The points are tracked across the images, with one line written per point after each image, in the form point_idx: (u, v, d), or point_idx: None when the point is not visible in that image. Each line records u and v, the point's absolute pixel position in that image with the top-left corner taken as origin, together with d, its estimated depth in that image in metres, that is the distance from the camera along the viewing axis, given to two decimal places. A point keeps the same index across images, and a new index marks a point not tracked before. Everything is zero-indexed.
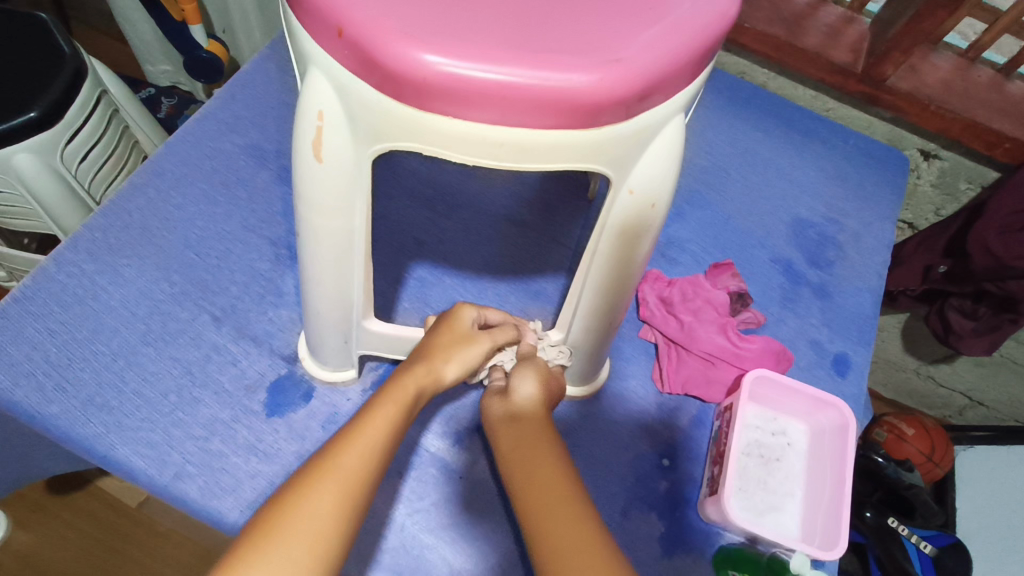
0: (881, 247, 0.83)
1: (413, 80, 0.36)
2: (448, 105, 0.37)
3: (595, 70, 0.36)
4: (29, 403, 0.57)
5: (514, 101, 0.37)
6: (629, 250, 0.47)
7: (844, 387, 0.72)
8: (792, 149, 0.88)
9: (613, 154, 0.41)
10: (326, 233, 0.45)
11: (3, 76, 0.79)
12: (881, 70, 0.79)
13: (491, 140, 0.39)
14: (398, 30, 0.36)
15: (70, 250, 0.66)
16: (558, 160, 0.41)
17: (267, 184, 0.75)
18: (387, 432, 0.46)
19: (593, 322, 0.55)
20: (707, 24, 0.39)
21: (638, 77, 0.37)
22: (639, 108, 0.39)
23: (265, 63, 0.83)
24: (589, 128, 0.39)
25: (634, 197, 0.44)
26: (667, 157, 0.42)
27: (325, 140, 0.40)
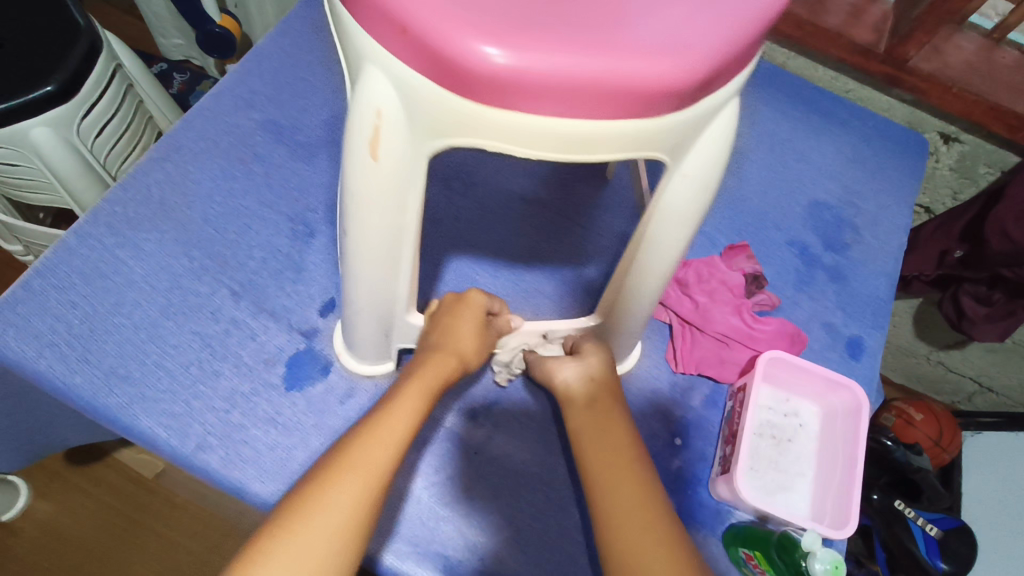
0: (898, 231, 0.82)
1: (483, 76, 0.33)
2: (520, 99, 0.34)
3: (670, 56, 0.34)
4: (54, 373, 0.59)
5: (586, 92, 0.34)
6: (680, 237, 0.45)
7: (857, 370, 0.72)
8: (810, 131, 0.87)
9: (673, 142, 0.39)
10: (375, 235, 0.42)
11: (20, 48, 0.79)
12: (904, 51, 0.78)
13: (557, 133, 0.36)
14: (461, 20, 0.33)
15: (91, 224, 0.66)
16: (621, 151, 0.38)
17: (284, 160, 0.75)
18: (410, 424, 0.47)
19: (635, 305, 0.54)
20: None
21: (713, 61, 0.35)
22: (706, 91, 0.37)
23: (281, 38, 0.83)
24: (656, 117, 0.37)
25: (692, 183, 0.41)
26: (721, 141, 0.40)
27: (382, 139, 0.37)
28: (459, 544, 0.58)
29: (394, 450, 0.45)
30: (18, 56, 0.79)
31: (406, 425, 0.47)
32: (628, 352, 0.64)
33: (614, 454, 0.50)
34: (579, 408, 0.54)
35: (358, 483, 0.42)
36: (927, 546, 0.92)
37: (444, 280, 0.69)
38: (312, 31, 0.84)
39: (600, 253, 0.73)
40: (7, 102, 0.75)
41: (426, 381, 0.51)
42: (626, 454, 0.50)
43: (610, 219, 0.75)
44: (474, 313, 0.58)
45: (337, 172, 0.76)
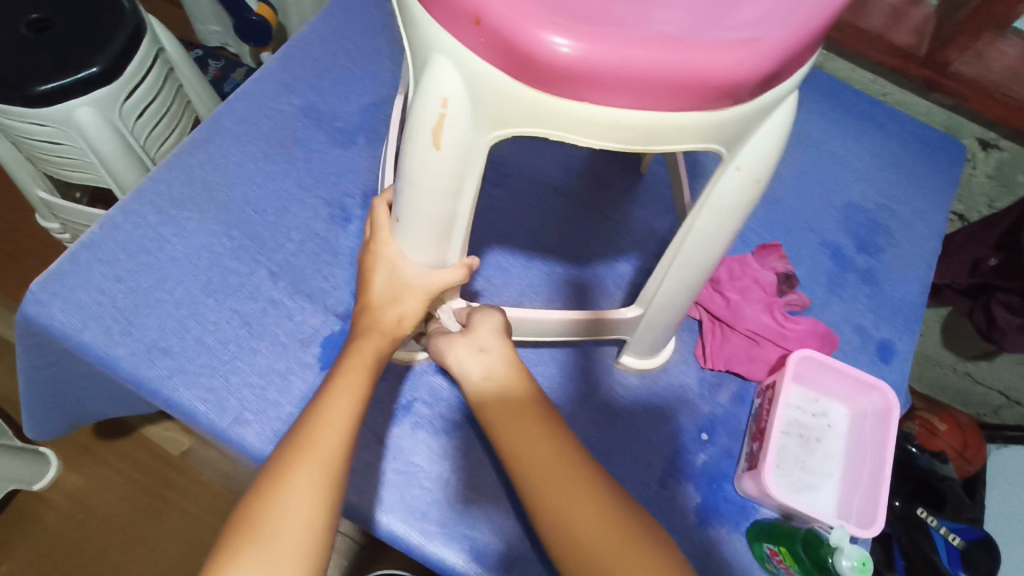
0: (932, 235, 0.82)
1: (553, 67, 0.33)
2: (588, 91, 0.34)
3: (741, 49, 0.34)
4: (97, 344, 0.60)
5: (656, 84, 0.34)
6: (727, 229, 0.45)
7: (887, 374, 0.72)
8: (846, 132, 0.86)
9: (733, 134, 0.39)
10: (428, 217, 0.43)
11: (68, 28, 0.81)
12: (946, 55, 0.79)
13: (622, 124, 0.36)
14: (535, 11, 0.33)
15: (136, 201, 0.68)
16: (680, 142, 0.38)
17: (323, 146, 0.76)
18: (353, 401, 0.46)
19: (674, 298, 0.54)
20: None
21: (779, 55, 0.35)
22: (770, 85, 0.37)
23: (324, 26, 0.84)
24: (721, 109, 0.37)
25: (743, 176, 0.42)
26: (778, 135, 0.40)
27: (446, 128, 0.37)
28: (485, 527, 0.59)
29: (343, 432, 0.44)
30: (65, 36, 0.81)
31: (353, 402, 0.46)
32: (656, 343, 0.63)
33: (535, 439, 0.48)
34: (497, 407, 0.51)
35: (311, 474, 0.42)
36: (949, 556, 0.90)
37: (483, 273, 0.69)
38: (353, 20, 0.86)
39: (632, 247, 0.74)
40: (58, 80, 0.78)
41: (363, 357, 0.48)
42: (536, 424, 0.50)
43: (643, 215, 0.76)
44: (419, 290, 0.48)
45: (374, 158, 0.77)
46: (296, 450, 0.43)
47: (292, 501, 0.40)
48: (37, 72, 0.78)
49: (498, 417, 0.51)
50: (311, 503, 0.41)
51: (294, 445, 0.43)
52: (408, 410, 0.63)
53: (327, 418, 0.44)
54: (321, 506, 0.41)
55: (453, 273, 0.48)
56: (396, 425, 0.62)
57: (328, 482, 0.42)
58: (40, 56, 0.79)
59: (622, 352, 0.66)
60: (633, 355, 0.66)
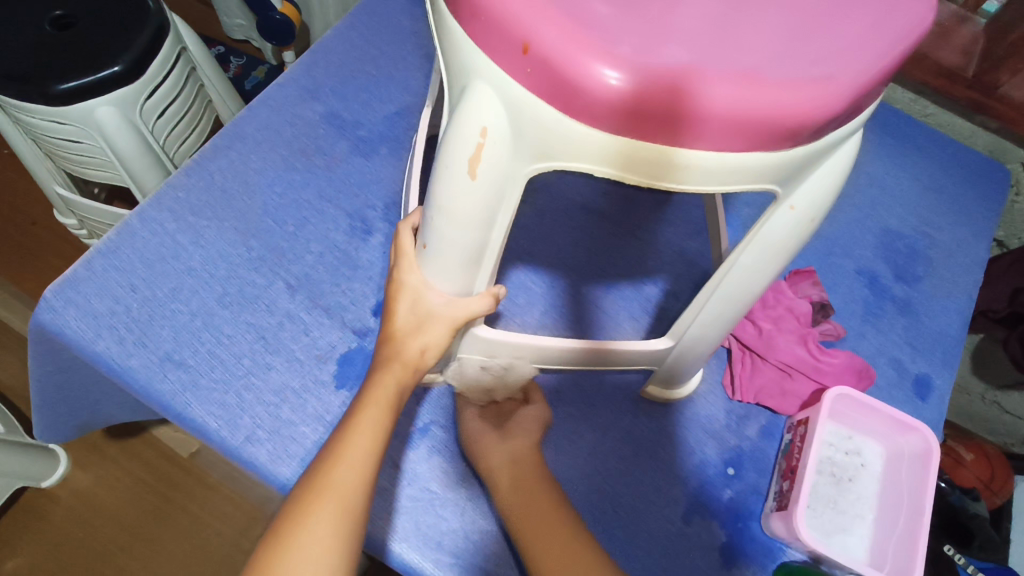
0: (973, 264, 0.78)
1: (604, 102, 0.31)
2: (638, 126, 0.32)
3: (808, 87, 0.32)
4: (111, 355, 0.59)
5: (713, 122, 0.32)
6: (772, 268, 0.43)
7: (924, 411, 0.69)
8: (885, 154, 0.83)
9: (788, 172, 0.36)
10: (458, 246, 0.41)
11: (91, 26, 0.80)
12: (995, 76, 0.75)
13: (672, 163, 0.34)
14: (587, 40, 0.30)
15: (154, 208, 0.67)
16: (732, 181, 0.36)
17: (345, 154, 0.75)
18: (376, 437, 0.44)
19: (709, 332, 0.52)
20: (912, 26, 0.34)
21: (848, 94, 0.32)
22: (835, 124, 0.34)
23: (349, 31, 0.83)
24: (777, 150, 0.34)
25: (795, 215, 0.39)
26: (834, 174, 0.38)
27: (484, 159, 0.35)
28: (501, 559, 0.56)
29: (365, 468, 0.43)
30: (88, 34, 0.80)
31: (376, 437, 0.44)
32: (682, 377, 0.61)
33: (526, 482, 0.55)
34: (495, 450, 0.57)
35: (331, 514, 0.40)
36: None
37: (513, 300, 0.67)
38: (381, 26, 0.84)
39: (660, 269, 0.71)
40: (79, 79, 0.77)
41: (385, 390, 0.46)
42: (562, 519, 0.52)
43: (672, 236, 0.73)
44: (444, 318, 0.46)
45: (397, 169, 0.75)
46: (317, 487, 0.41)
47: (314, 546, 0.39)
48: (59, 70, 0.77)
49: (517, 508, 0.53)
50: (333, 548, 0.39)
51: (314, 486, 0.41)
52: (425, 433, 0.61)
53: (348, 452, 0.43)
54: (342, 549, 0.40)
55: (480, 301, 0.46)
56: (412, 449, 0.60)
57: (346, 521, 0.40)
58: (62, 53, 0.78)
59: (647, 382, 0.63)
60: (658, 385, 0.63)
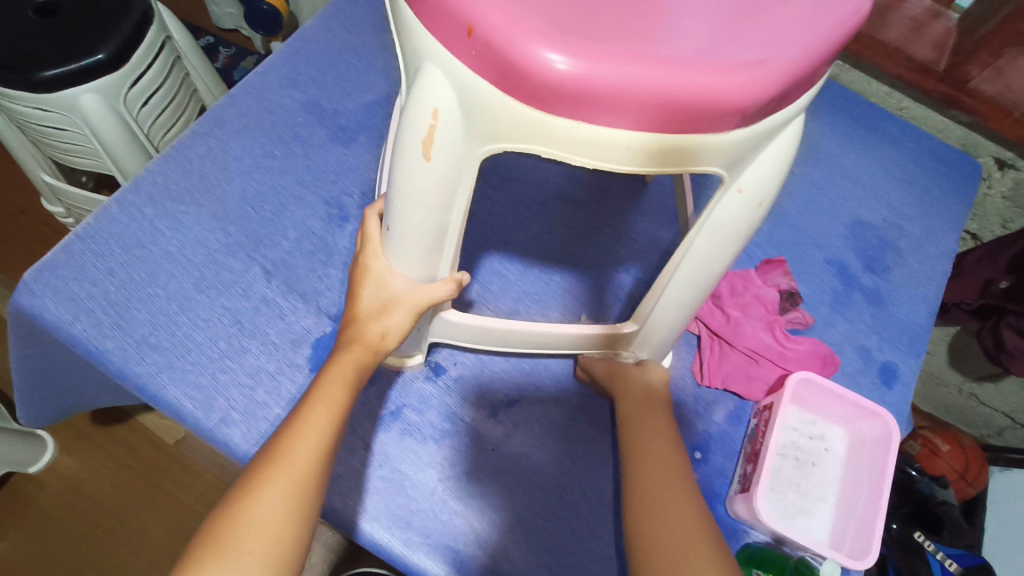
0: (943, 256, 0.80)
1: (547, 85, 0.32)
2: (582, 108, 0.33)
3: (745, 70, 0.33)
4: (87, 337, 0.60)
5: (653, 105, 0.33)
6: (726, 251, 0.44)
7: (889, 398, 0.70)
8: (859, 148, 0.84)
9: (733, 155, 0.38)
10: (418, 227, 0.42)
11: (75, 14, 0.81)
12: (965, 71, 0.76)
13: (618, 144, 0.35)
14: (531, 24, 0.32)
15: (133, 194, 0.68)
16: (678, 163, 0.37)
17: (323, 143, 0.75)
18: (333, 416, 0.46)
19: (670, 316, 0.53)
20: (849, 12, 0.35)
21: (783, 80, 0.33)
22: (775, 107, 0.36)
23: (331, 21, 0.84)
24: (717, 133, 0.35)
25: (744, 199, 0.40)
26: (780, 157, 0.39)
27: (437, 140, 0.36)
28: (470, 539, 0.58)
29: (319, 445, 0.44)
30: (72, 22, 0.80)
31: (332, 415, 0.46)
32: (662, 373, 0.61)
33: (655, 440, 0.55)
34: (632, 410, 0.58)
35: (281, 488, 0.42)
36: None
37: (487, 289, 0.68)
38: (363, 16, 0.85)
39: (633, 258, 0.72)
40: (62, 66, 0.77)
41: (345, 372, 0.48)
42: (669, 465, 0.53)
43: (645, 225, 0.74)
44: (407, 303, 0.47)
45: (375, 157, 0.76)
46: (273, 460, 0.43)
47: (263, 511, 0.41)
48: (42, 57, 0.77)
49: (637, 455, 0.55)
50: (284, 513, 0.41)
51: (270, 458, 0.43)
52: (397, 416, 0.62)
53: (304, 429, 0.45)
54: (294, 517, 0.41)
55: (443, 287, 0.47)
56: (384, 431, 0.61)
57: (298, 493, 0.42)
58: (43, 40, 0.79)
59: None
60: None
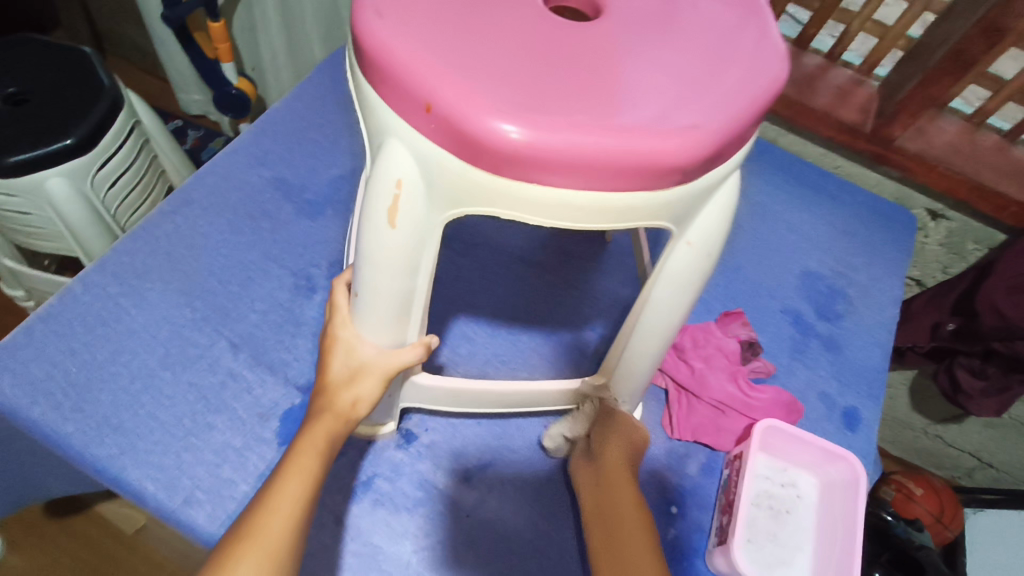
0: (891, 302, 0.84)
1: (501, 151, 0.35)
2: (536, 172, 0.36)
3: (681, 134, 0.36)
4: (45, 421, 0.58)
5: (600, 167, 0.36)
6: (682, 300, 0.46)
7: (854, 442, 0.72)
8: (802, 204, 0.90)
9: (679, 210, 0.40)
10: (385, 291, 0.43)
11: (45, 104, 0.84)
12: (889, 131, 0.82)
13: (571, 205, 0.37)
14: (484, 98, 0.34)
15: (98, 273, 0.68)
16: (629, 219, 0.39)
17: (290, 217, 0.77)
18: (304, 489, 0.45)
19: (633, 366, 0.54)
20: (769, 82, 0.39)
21: (715, 140, 0.37)
22: (711, 165, 0.39)
23: (297, 102, 0.87)
24: (664, 189, 0.38)
25: (694, 250, 0.43)
26: (722, 210, 0.42)
27: (401, 208, 0.38)
28: None
29: (290, 519, 0.43)
30: (41, 111, 0.83)
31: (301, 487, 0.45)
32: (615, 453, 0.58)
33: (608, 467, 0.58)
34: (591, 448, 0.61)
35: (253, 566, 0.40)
36: None
37: (455, 353, 0.69)
38: (327, 96, 0.89)
39: (597, 315, 0.74)
40: (29, 152, 0.79)
41: (314, 441, 0.47)
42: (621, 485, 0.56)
43: (607, 283, 0.77)
44: (377, 370, 0.48)
45: (343, 229, 0.78)
46: (241, 538, 0.41)
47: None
48: (9, 144, 0.79)
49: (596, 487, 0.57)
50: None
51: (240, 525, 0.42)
52: (369, 486, 0.61)
53: (274, 501, 0.43)
54: None
55: (410, 351, 0.48)
56: (355, 503, 0.60)
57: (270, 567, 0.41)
58: (11, 129, 0.81)
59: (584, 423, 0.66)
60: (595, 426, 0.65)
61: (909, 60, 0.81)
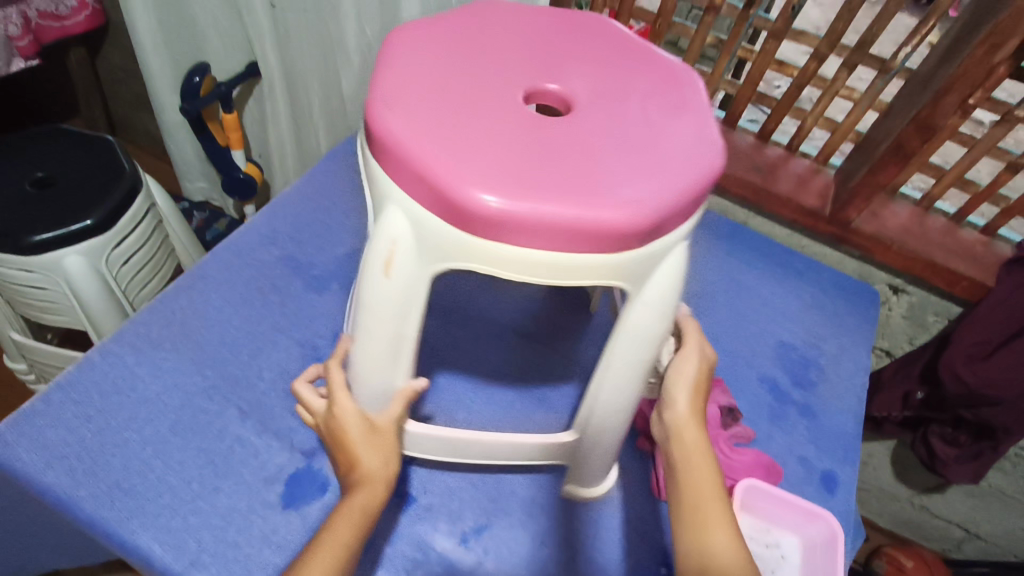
0: (860, 370, 0.89)
1: (477, 214, 0.42)
2: (507, 234, 0.43)
3: (629, 206, 0.43)
4: (59, 485, 0.61)
5: (560, 231, 0.43)
6: (642, 354, 0.52)
7: (833, 504, 0.75)
8: (773, 280, 0.97)
9: (634, 272, 0.47)
10: (379, 337, 0.50)
11: (71, 188, 0.91)
12: (846, 215, 0.91)
13: (538, 263, 0.44)
14: (464, 171, 0.43)
15: (116, 344, 0.72)
16: (589, 279, 0.46)
17: (298, 291, 0.83)
18: (332, 564, 0.48)
19: (603, 424, 0.58)
20: (707, 167, 0.48)
21: (659, 212, 0.44)
22: (659, 234, 0.46)
23: (306, 186, 0.94)
24: (619, 253, 0.45)
25: (645, 306, 0.49)
26: (673, 274, 0.49)
27: (396, 261, 0.46)
28: None
29: None
30: (67, 195, 0.90)
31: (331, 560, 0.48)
32: (688, 402, 0.60)
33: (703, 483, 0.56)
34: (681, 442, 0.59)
35: None
36: None
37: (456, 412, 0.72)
38: (334, 181, 0.97)
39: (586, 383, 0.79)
40: (53, 231, 0.85)
41: (351, 512, 0.51)
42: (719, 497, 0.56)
43: (593, 353, 0.82)
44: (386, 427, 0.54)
45: (347, 303, 0.84)
46: None
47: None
48: (35, 225, 0.85)
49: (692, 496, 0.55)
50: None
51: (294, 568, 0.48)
52: (369, 547, 0.63)
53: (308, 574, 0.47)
54: None
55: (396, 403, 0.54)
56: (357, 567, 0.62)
57: None
58: (37, 211, 0.87)
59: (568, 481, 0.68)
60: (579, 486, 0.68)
61: (858, 152, 0.91)
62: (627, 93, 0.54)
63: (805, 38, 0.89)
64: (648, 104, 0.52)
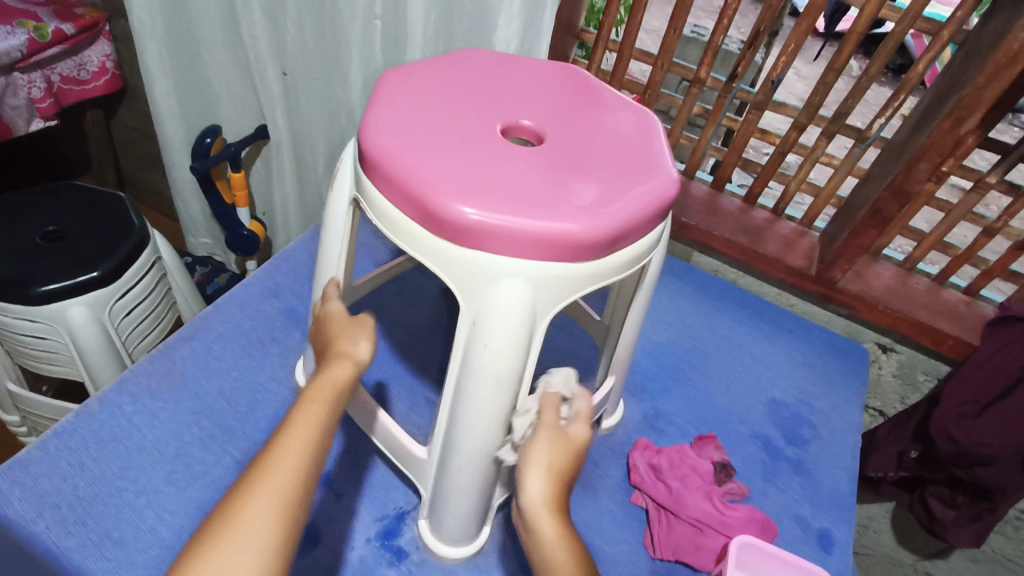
0: (852, 428, 0.90)
1: (365, 150, 0.55)
2: (378, 178, 0.55)
3: (454, 194, 0.50)
4: (47, 535, 0.60)
5: (403, 188, 0.52)
6: (477, 384, 0.54)
7: (830, 563, 0.74)
8: (764, 338, 0.99)
9: (464, 277, 0.52)
10: (329, 251, 0.65)
11: (80, 241, 0.94)
12: (832, 275, 0.94)
13: (391, 213, 0.54)
14: (379, 121, 0.57)
15: (115, 392, 0.73)
16: (422, 255, 0.54)
17: (299, 343, 0.84)
18: (310, 434, 0.49)
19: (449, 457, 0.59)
20: (570, 220, 0.51)
21: (478, 219, 0.50)
22: (480, 246, 0.51)
23: (309, 241, 0.98)
24: (447, 241, 0.52)
25: (479, 325, 0.53)
26: (506, 310, 0.51)
27: (338, 179, 0.63)
28: None
29: (301, 456, 0.48)
30: (76, 247, 0.93)
31: (308, 432, 0.49)
32: (542, 485, 0.53)
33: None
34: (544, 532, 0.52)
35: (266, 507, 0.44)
36: None
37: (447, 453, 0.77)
38: None
39: None
40: (58, 282, 0.87)
41: (321, 396, 0.52)
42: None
43: None
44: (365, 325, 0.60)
45: None
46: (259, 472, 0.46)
47: (247, 530, 0.43)
48: (43, 276, 0.87)
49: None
50: (274, 526, 0.44)
51: (246, 488, 0.45)
52: None
53: (287, 441, 0.48)
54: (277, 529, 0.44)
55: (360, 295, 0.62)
56: None
57: (285, 500, 0.45)
58: (45, 262, 0.89)
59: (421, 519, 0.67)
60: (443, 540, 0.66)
61: (840, 217, 0.96)
62: (585, 151, 0.60)
63: (785, 109, 0.95)
64: (586, 165, 0.58)
